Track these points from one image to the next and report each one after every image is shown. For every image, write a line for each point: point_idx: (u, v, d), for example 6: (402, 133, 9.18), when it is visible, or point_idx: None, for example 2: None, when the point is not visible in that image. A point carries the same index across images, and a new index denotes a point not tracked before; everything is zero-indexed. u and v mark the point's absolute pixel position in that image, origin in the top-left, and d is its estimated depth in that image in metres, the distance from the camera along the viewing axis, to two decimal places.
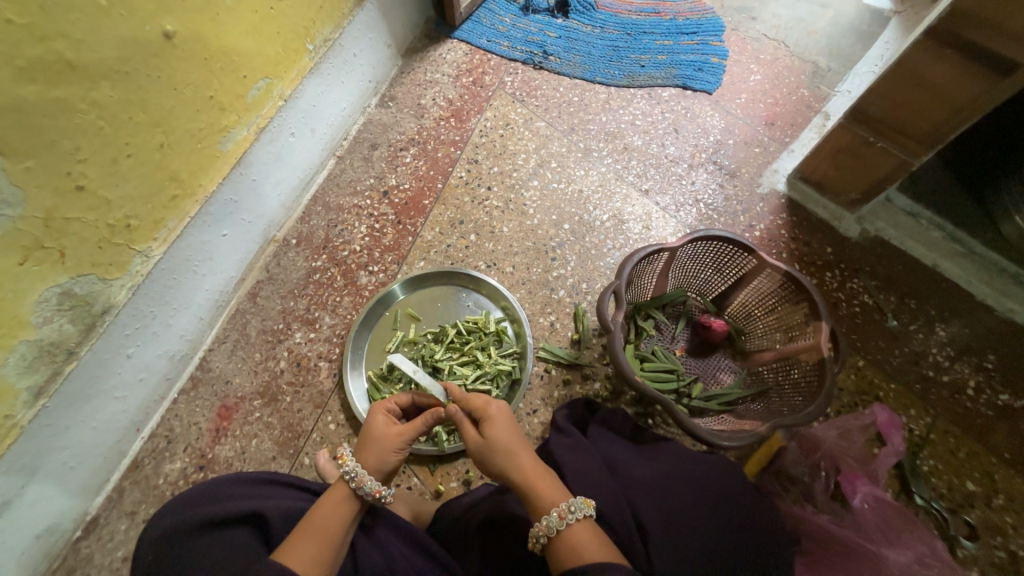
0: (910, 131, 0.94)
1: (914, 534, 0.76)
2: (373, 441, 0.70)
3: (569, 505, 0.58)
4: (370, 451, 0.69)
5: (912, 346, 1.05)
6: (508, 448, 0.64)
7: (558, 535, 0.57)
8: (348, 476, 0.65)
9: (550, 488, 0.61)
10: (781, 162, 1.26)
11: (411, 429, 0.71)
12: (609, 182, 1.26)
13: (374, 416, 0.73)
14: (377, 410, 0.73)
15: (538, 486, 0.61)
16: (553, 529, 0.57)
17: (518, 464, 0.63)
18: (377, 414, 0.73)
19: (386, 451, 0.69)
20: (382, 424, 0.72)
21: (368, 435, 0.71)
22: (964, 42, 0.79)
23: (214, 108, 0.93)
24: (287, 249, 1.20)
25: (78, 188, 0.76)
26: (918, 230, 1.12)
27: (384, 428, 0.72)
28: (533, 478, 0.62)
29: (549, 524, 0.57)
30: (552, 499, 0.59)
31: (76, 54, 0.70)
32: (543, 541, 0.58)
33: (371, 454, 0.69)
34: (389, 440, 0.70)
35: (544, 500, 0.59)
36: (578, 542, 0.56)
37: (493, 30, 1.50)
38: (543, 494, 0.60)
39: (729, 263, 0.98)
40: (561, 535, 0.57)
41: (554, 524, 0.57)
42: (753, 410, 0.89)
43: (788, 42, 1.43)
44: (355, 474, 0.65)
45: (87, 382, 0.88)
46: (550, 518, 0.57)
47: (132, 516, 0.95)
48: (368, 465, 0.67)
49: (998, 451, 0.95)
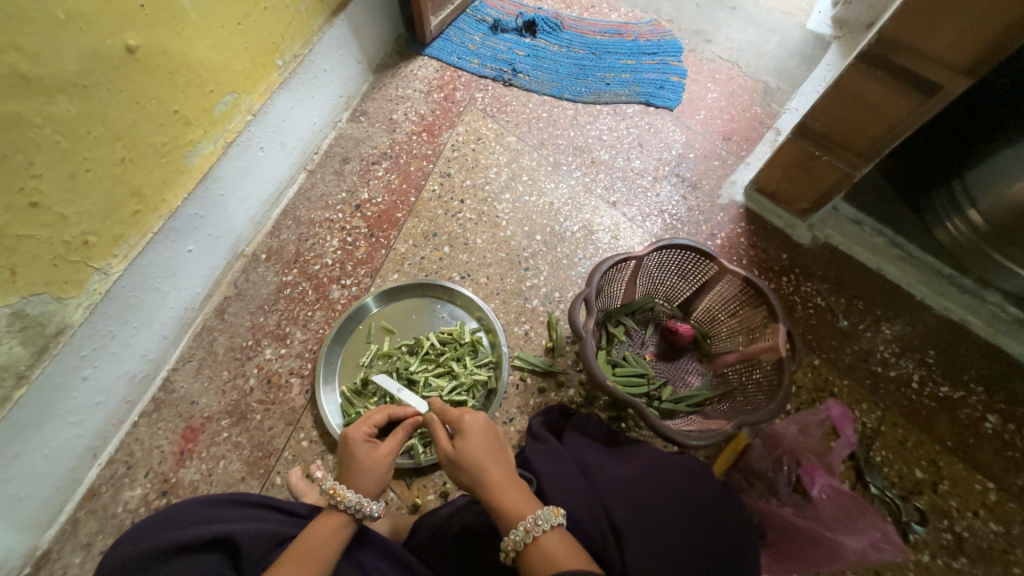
0: (850, 145, 1.02)
1: (869, 521, 0.80)
2: (363, 467, 0.69)
3: (536, 517, 0.58)
4: (362, 477, 0.68)
5: (862, 344, 1.12)
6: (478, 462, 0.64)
7: (526, 548, 0.58)
8: (352, 509, 0.66)
9: (518, 503, 0.61)
10: (739, 174, 1.34)
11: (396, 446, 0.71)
12: (579, 194, 1.30)
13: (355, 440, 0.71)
14: (357, 435, 0.71)
15: (507, 500, 0.61)
16: (521, 542, 0.58)
17: (487, 478, 0.63)
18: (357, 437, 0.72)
19: (377, 473, 0.69)
20: (366, 449, 0.71)
21: (355, 461, 0.69)
22: (891, 65, 0.88)
23: (179, 122, 0.92)
24: (256, 264, 1.18)
25: (31, 204, 0.73)
26: (862, 236, 1.21)
27: (367, 450, 0.71)
28: (502, 492, 0.62)
29: (516, 539, 0.58)
30: (519, 513, 0.60)
31: (31, 67, 0.69)
32: (513, 554, 0.59)
33: (366, 480, 0.68)
34: (381, 460, 0.70)
35: (510, 513, 0.60)
36: (550, 552, 0.57)
37: (463, 48, 1.54)
38: (510, 508, 0.61)
39: (693, 270, 1.03)
40: (529, 547, 0.58)
41: (520, 538, 0.58)
42: (720, 410, 0.93)
43: (741, 63, 1.53)
44: (358, 505, 0.66)
45: (38, 407, 0.83)
46: (517, 532, 0.58)
47: (88, 548, 0.90)
48: (365, 490, 0.68)
49: (941, 439, 1.02)
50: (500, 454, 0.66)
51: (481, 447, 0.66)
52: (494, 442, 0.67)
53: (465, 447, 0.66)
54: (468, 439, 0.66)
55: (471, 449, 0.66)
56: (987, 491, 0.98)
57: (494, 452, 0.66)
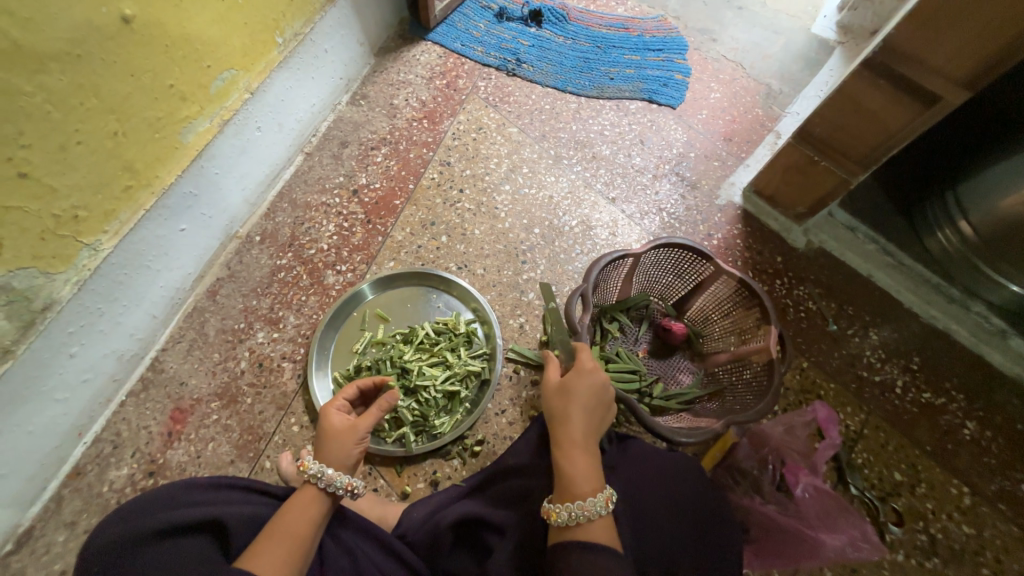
0: (849, 151, 1.03)
1: (849, 520, 0.81)
2: (332, 437, 0.69)
3: (594, 502, 0.60)
4: (331, 447, 0.68)
5: (850, 348, 1.14)
6: (574, 421, 0.66)
7: (573, 526, 0.59)
8: (315, 477, 0.64)
9: (591, 477, 0.62)
10: (738, 176, 1.34)
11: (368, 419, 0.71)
12: (578, 189, 1.30)
13: (332, 408, 0.72)
14: (332, 406, 0.73)
15: (578, 474, 0.62)
16: (571, 517, 0.59)
17: (570, 442, 0.65)
18: (330, 411, 0.72)
19: (346, 446, 0.68)
20: (340, 419, 0.70)
21: (325, 431, 0.70)
22: (894, 74, 0.88)
23: (174, 97, 0.89)
24: (250, 246, 1.16)
25: (20, 175, 0.71)
26: (855, 243, 1.22)
27: (342, 421, 0.71)
28: (575, 463, 0.63)
29: (567, 513, 0.59)
30: (581, 489, 0.61)
31: (22, 32, 0.66)
32: (555, 522, 0.61)
33: (333, 451, 0.67)
34: (350, 433, 0.69)
35: (574, 484, 0.61)
36: (591, 530, 0.59)
37: (467, 35, 1.52)
38: (585, 478, 0.62)
39: (689, 269, 1.03)
40: (575, 525, 0.59)
41: (573, 514, 0.59)
42: (709, 408, 0.94)
43: (745, 64, 1.53)
44: (323, 474, 0.64)
45: (23, 383, 0.81)
46: (573, 506, 0.59)
47: (72, 527, 0.89)
48: (332, 463, 0.67)
49: (921, 444, 1.05)
50: (597, 424, 0.68)
51: (587, 412, 0.67)
52: (600, 412, 0.69)
53: (572, 403, 0.67)
54: (579, 397, 0.68)
55: (574, 408, 0.67)
56: (963, 494, 1.01)
57: (594, 424, 0.67)
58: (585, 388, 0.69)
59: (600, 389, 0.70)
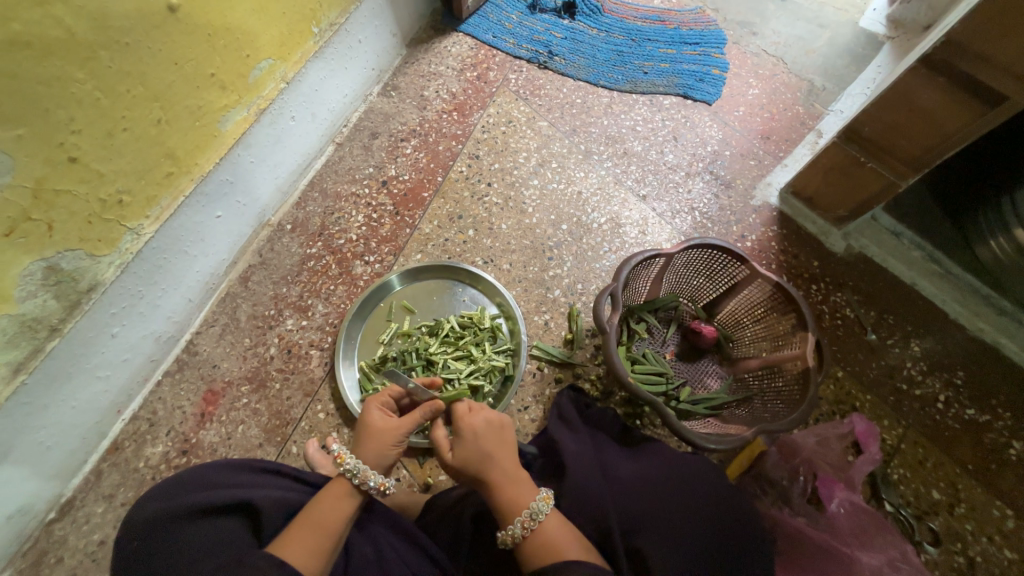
0: (900, 153, 0.98)
1: (886, 539, 0.81)
2: (371, 436, 0.69)
3: (530, 511, 0.61)
4: (370, 446, 0.69)
5: (889, 359, 1.09)
6: (481, 456, 0.65)
7: (526, 540, 0.61)
8: (350, 473, 0.65)
9: (511, 500, 0.63)
10: (775, 175, 1.29)
11: (408, 424, 0.70)
12: (608, 185, 1.28)
13: (376, 405, 0.73)
14: (376, 401, 0.73)
15: (505, 493, 0.63)
16: (518, 535, 0.61)
17: (485, 471, 0.64)
18: (373, 408, 0.72)
19: (383, 447, 0.69)
20: (380, 420, 0.71)
21: (367, 427, 0.70)
22: (956, 72, 0.83)
23: (214, 86, 0.91)
24: (281, 234, 1.18)
25: (70, 160, 0.73)
26: (900, 249, 1.17)
27: (382, 420, 0.71)
28: (499, 484, 0.64)
29: (514, 533, 0.61)
30: (514, 508, 0.62)
31: (74, 21, 0.68)
32: (512, 543, 0.61)
33: (369, 449, 0.68)
34: (388, 433, 0.70)
35: (507, 505, 0.62)
36: (553, 538, 0.60)
37: (499, 27, 1.50)
38: (503, 504, 0.63)
39: (722, 271, 1.00)
40: (528, 538, 0.61)
41: (515, 533, 0.60)
42: (738, 416, 0.92)
43: (786, 59, 1.47)
44: (357, 471, 0.65)
45: (69, 360, 0.85)
46: (513, 527, 0.61)
47: (110, 499, 0.93)
48: (368, 460, 0.67)
49: (962, 462, 1.00)
50: (505, 455, 0.66)
51: (485, 445, 0.66)
52: (502, 437, 0.67)
53: (468, 438, 0.66)
54: (472, 433, 0.66)
55: (473, 445, 0.65)
56: (1006, 518, 0.96)
57: (502, 448, 0.66)
58: (475, 423, 0.67)
59: (493, 416, 0.68)
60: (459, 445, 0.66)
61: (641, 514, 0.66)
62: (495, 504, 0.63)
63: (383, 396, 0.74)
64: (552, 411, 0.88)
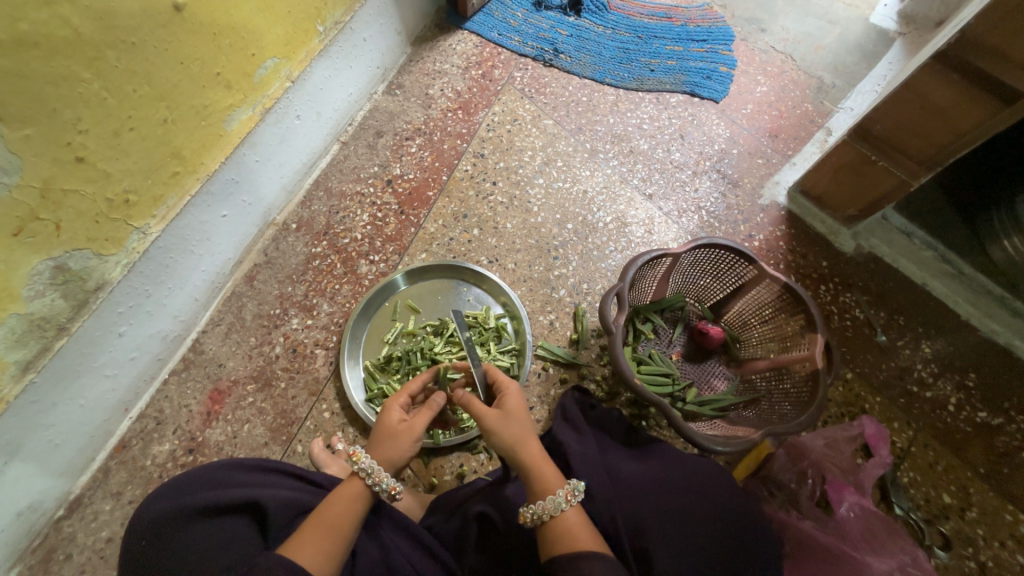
0: (911, 151, 0.96)
1: (896, 544, 0.80)
2: (386, 437, 0.70)
3: (572, 486, 0.63)
4: (382, 445, 0.69)
5: (899, 360, 1.08)
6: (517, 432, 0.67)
7: (561, 516, 0.61)
8: (363, 472, 0.65)
9: (550, 477, 0.64)
10: (783, 174, 1.28)
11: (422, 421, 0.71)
12: (614, 184, 1.27)
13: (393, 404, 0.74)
14: (394, 400, 0.74)
15: (540, 471, 0.65)
16: (558, 507, 0.61)
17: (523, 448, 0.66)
18: (392, 408, 0.73)
19: (397, 445, 0.69)
20: (396, 417, 0.72)
21: (382, 427, 0.71)
22: (971, 68, 0.81)
23: (220, 85, 0.90)
24: (286, 233, 1.18)
25: (77, 159, 0.74)
26: (910, 249, 1.15)
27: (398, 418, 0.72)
28: (536, 463, 0.65)
29: (557, 502, 0.61)
30: (552, 484, 0.63)
31: (81, 20, 0.68)
32: (542, 519, 0.61)
33: (383, 450, 0.69)
34: (403, 434, 0.70)
35: (545, 483, 0.63)
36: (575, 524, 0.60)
37: (505, 24, 1.49)
38: (543, 478, 0.64)
39: (729, 272, 0.99)
40: (563, 515, 0.61)
41: (558, 504, 0.61)
42: (745, 417, 0.91)
43: (795, 56, 1.45)
44: (371, 471, 0.65)
45: (76, 359, 0.85)
46: (555, 498, 0.61)
47: (118, 497, 0.94)
48: (381, 461, 0.68)
49: (973, 465, 0.99)
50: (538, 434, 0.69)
51: (521, 425, 0.68)
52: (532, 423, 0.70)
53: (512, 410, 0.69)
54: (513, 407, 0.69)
55: (512, 423, 0.68)
56: (1018, 523, 0.94)
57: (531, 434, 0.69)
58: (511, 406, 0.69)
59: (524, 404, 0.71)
60: (501, 421, 0.68)
61: (649, 514, 0.66)
62: (529, 481, 0.65)
63: (400, 395, 0.75)
64: (557, 409, 0.87)
